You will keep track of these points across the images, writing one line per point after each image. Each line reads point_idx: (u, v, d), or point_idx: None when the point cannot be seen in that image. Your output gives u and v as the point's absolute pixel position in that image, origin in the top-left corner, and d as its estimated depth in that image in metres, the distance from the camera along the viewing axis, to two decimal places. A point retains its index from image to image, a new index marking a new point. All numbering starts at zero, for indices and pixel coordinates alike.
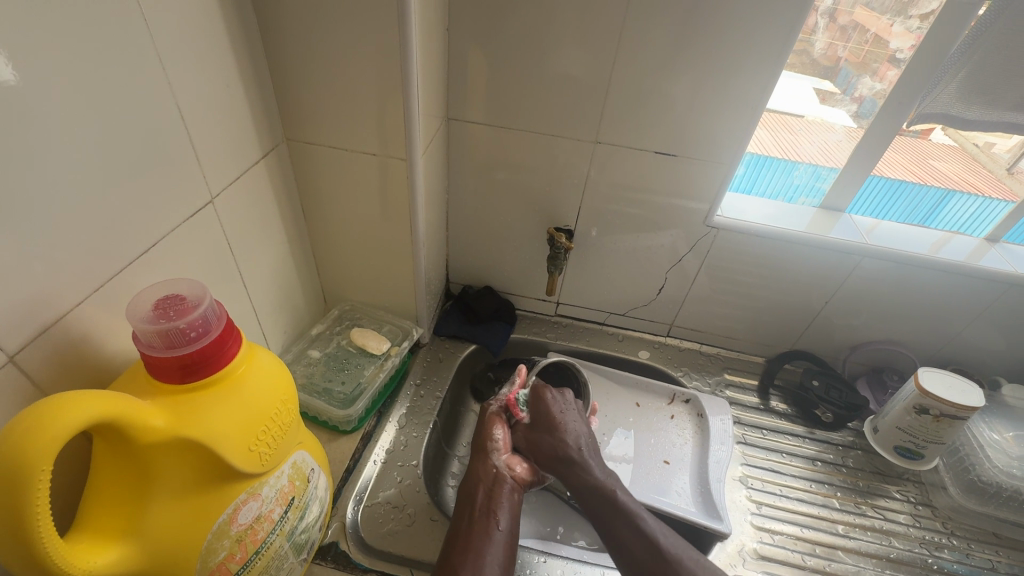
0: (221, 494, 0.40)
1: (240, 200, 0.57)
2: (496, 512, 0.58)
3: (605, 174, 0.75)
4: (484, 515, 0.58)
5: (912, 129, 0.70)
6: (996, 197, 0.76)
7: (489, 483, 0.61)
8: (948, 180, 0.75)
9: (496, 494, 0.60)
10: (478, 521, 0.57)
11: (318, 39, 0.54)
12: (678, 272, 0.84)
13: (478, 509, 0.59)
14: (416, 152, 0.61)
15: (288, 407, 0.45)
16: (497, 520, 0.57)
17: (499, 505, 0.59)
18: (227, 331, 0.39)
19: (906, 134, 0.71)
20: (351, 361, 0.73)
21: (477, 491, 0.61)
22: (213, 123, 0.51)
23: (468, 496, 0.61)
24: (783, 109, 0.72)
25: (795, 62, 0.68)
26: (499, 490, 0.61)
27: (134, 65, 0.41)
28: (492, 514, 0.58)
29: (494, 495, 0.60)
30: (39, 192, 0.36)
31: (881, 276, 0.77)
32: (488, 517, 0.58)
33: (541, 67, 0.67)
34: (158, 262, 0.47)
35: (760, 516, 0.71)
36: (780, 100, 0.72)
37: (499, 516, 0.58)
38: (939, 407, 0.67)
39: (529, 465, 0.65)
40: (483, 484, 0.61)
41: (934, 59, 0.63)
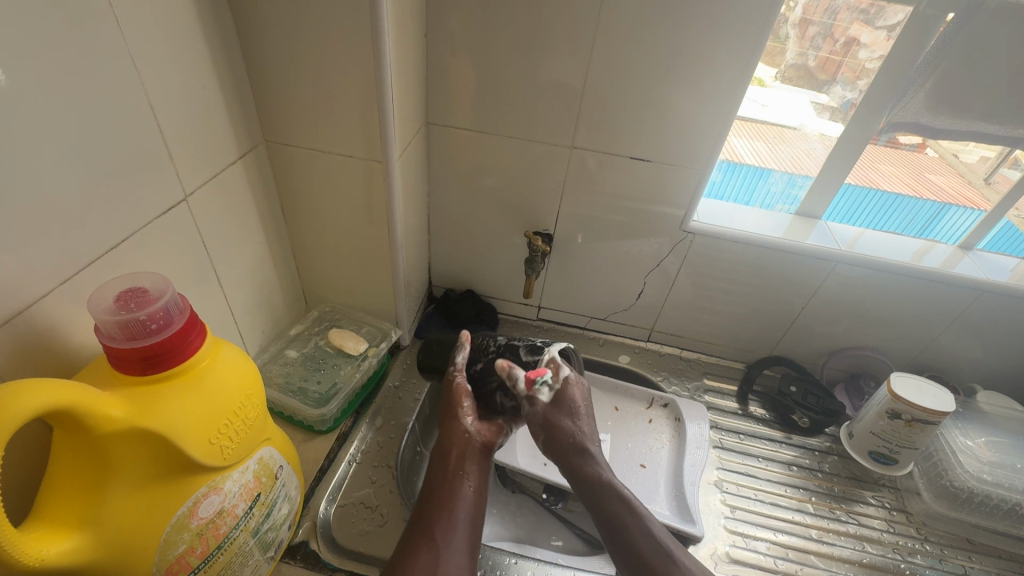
0: (180, 487, 0.40)
1: (216, 200, 0.58)
2: (467, 473, 0.58)
3: (582, 179, 0.76)
4: (455, 476, 0.58)
5: (907, 141, 0.72)
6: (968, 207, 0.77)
7: (460, 446, 0.61)
8: (943, 192, 0.77)
9: (466, 458, 0.60)
10: (449, 482, 0.57)
11: (295, 44, 0.56)
12: (657, 277, 0.85)
13: (449, 469, 0.59)
14: (392, 155, 0.62)
15: (253, 401, 0.46)
16: (468, 481, 0.58)
17: (468, 467, 0.59)
18: (190, 324, 0.40)
19: (902, 147, 0.73)
20: (328, 362, 0.74)
21: (449, 453, 0.60)
22: (188, 123, 0.52)
23: (440, 457, 0.60)
24: (778, 121, 0.74)
25: (791, 75, 0.70)
26: (470, 453, 0.60)
27: (107, 64, 0.42)
28: (463, 475, 0.58)
29: (464, 458, 0.60)
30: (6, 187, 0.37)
31: (855, 282, 0.78)
32: (458, 478, 0.58)
33: (518, 73, 0.68)
34: (128, 258, 0.48)
35: (734, 520, 0.72)
36: (771, 112, 0.74)
37: (468, 476, 0.58)
38: (911, 412, 0.68)
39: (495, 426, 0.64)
40: (454, 448, 0.61)
41: (900, 69, 0.65)
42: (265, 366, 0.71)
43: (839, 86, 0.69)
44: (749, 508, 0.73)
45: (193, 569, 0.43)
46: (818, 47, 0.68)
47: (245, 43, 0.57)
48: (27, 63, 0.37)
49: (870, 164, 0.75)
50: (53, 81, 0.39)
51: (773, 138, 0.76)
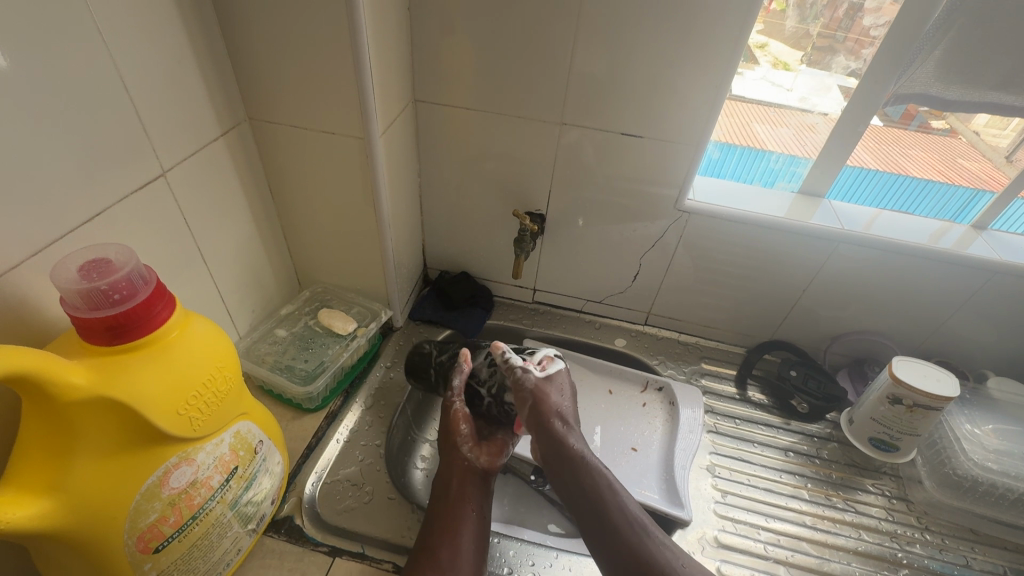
0: (150, 456, 0.41)
1: (197, 175, 0.58)
2: (469, 498, 0.60)
3: (574, 157, 0.74)
4: (458, 502, 0.60)
5: (939, 127, 0.70)
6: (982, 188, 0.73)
7: (461, 473, 0.62)
8: (976, 178, 0.72)
9: (467, 484, 0.61)
10: (454, 508, 0.59)
11: (271, 18, 0.55)
12: (653, 258, 0.83)
13: (452, 496, 0.60)
14: (373, 132, 0.62)
15: (225, 374, 0.46)
16: (470, 504, 0.60)
17: (471, 492, 0.61)
18: (155, 295, 0.40)
19: (934, 131, 0.70)
20: (316, 341, 0.74)
21: (452, 478, 0.62)
22: (163, 97, 0.52)
23: (442, 484, 0.62)
24: (802, 105, 0.71)
25: (818, 58, 0.68)
26: (471, 479, 0.62)
27: (73, 36, 0.42)
28: (467, 500, 0.60)
29: (465, 485, 0.61)
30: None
31: (859, 263, 0.75)
32: (462, 504, 0.60)
33: (504, 47, 0.66)
34: (103, 231, 0.48)
35: (725, 504, 0.70)
36: (797, 97, 0.71)
37: (470, 501, 0.60)
38: (912, 397, 0.65)
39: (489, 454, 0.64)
40: (456, 473, 0.62)
41: (911, 33, 0.61)
42: (255, 345, 0.72)
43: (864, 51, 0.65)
44: (741, 493, 0.72)
45: (166, 539, 0.44)
46: (847, 27, 0.64)
47: (222, 18, 0.56)
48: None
49: (898, 148, 0.72)
50: (16, 50, 0.39)
51: (774, 114, 0.73)
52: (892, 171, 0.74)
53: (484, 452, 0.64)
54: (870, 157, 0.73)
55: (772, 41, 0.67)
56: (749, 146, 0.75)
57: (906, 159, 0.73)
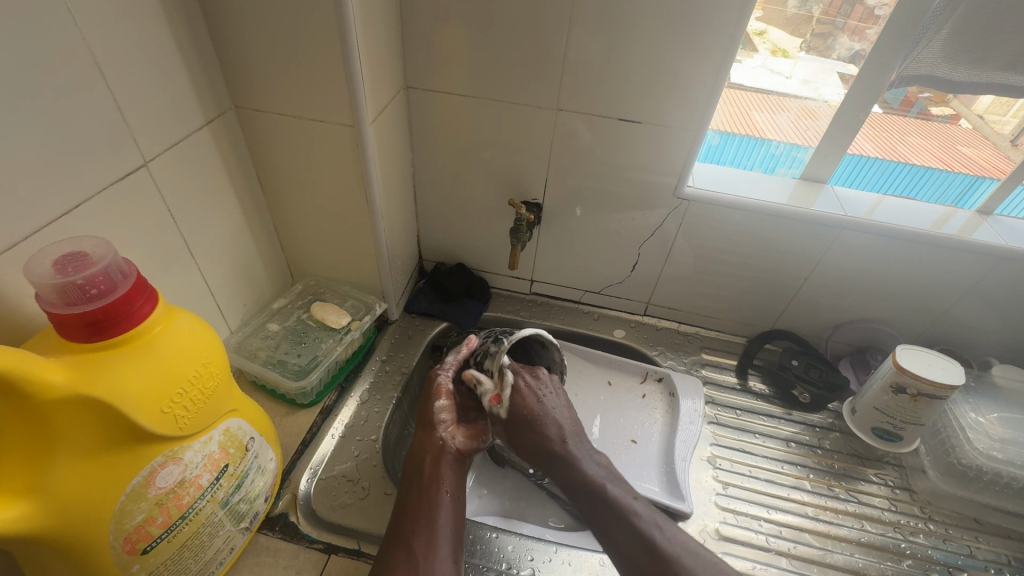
0: (134, 456, 0.40)
1: (181, 166, 0.56)
2: (444, 478, 0.60)
3: (570, 144, 0.72)
4: (431, 484, 0.59)
5: (939, 113, 0.69)
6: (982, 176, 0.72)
7: (435, 454, 0.62)
8: (974, 165, 0.71)
9: (440, 466, 0.61)
10: (426, 489, 0.58)
11: (254, 0, 0.53)
12: (652, 248, 0.82)
13: (426, 478, 0.60)
14: (363, 119, 0.60)
15: (211, 371, 0.45)
16: (445, 487, 0.59)
17: (445, 473, 0.60)
18: (135, 290, 0.39)
19: (933, 118, 0.69)
20: (310, 335, 0.73)
21: (424, 460, 0.61)
22: (142, 84, 0.50)
23: (415, 466, 0.61)
24: (801, 95, 0.70)
25: (817, 45, 0.66)
26: (445, 458, 0.61)
27: (43, 20, 0.40)
28: (441, 482, 0.59)
29: (439, 466, 0.61)
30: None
31: (863, 250, 0.73)
32: (435, 485, 0.59)
33: (497, 31, 0.64)
34: (83, 224, 0.47)
35: (726, 496, 0.69)
36: (795, 85, 0.70)
37: (445, 483, 0.59)
38: (917, 386, 0.64)
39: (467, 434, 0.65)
40: (428, 454, 0.62)
41: (917, 12, 0.59)
42: (247, 339, 0.70)
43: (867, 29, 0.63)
44: (742, 484, 0.71)
45: (154, 540, 0.43)
46: (847, 14, 0.63)
47: (204, 2, 0.54)
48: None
49: (899, 135, 0.71)
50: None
51: (772, 103, 0.72)
52: (893, 160, 0.73)
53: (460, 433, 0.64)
54: (872, 145, 0.72)
55: (772, 28, 0.66)
56: (746, 134, 0.74)
57: (907, 147, 0.72)
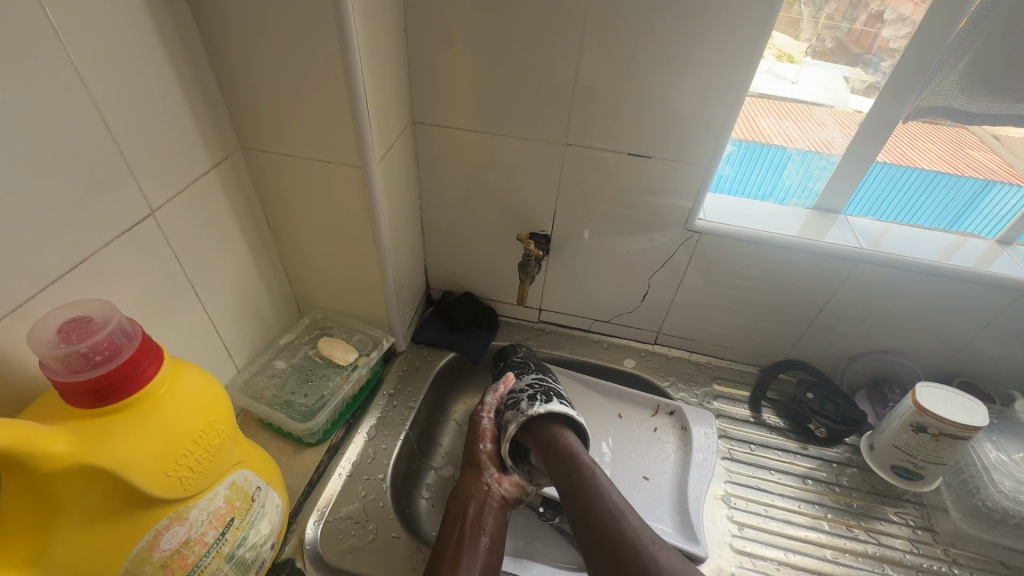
0: (138, 521, 0.39)
1: (189, 211, 0.56)
2: (486, 526, 0.62)
3: (578, 176, 0.72)
4: (472, 532, 0.61)
5: (947, 121, 0.64)
6: (999, 182, 0.68)
7: (480, 499, 0.65)
8: (987, 169, 0.67)
9: (485, 512, 0.64)
10: (468, 531, 0.61)
11: (262, 48, 0.53)
12: (662, 278, 0.80)
13: (468, 522, 0.62)
14: (369, 160, 0.60)
15: (216, 428, 0.44)
16: (484, 533, 0.62)
17: (487, 520, 0.63)
18: (141, 351, 0.38)
19: (942, 123, 0.65)
20: (316, 372, 0.72)
21: (469, 504, 0.64)
22: (150, 135, 0.50)
23: (459, 508, 0.64)
24: (810, 99, 0.67)
25: (824, 51, 0.64)
26: (489, 505, 0.65)
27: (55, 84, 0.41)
28: (482, 527, 0.62)
29: (483, 511, 0.64)
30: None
31: (879, 282, 0.72)
32: (477, 530, 0.62)
33: (504, 67, 0.64)
34: (89, 277, 0.47)
35: (741, 538, 0.68)
36: (803, 91, 0.67)
37: (486, 530, 0.62)
38: (938, 425, 0.63)
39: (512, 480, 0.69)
40: (474, 500, 0.65)
41: (932, 45, 0.58)
42: (253, 378, 0.70)
43: (877, 61, 0.62)
44: (758, 525, 0.69)
45: None
46: (850, 23, 0.61)
47: (211, 47, 0.54)
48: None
49: (908, 140, 0.67)
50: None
51: (795, 116, 0.69)
52: (904, 165, 0.69)
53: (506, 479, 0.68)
54: (880, 152, 0.68)
55: (779, 34, 0.62)
56: (754, 141, 0.70)
57: (918, 153, 0.68)
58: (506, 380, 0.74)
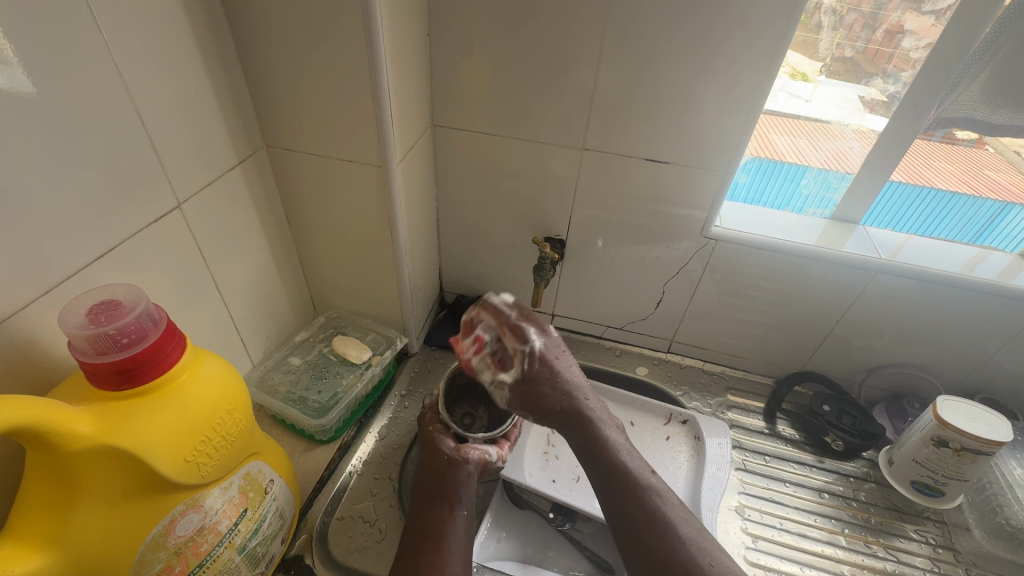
0: (156, 505, 0.40)
1: (213, 206, 0.58)
2: (449, 499, 0.59)
3: (596, 182, 0.72)
4: (436, 508, 0.58)
5: (964, 137, 0.64)
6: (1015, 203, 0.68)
7: (438, 473, 0.61)
8: (1003, 190, 0.67)
9: (446, 485, 0.60)
10: (431, 510, 0.58)
11: (291, 48, 0.55)
12: (678, 285, 0.80)
13: (431, 500, 0.59)
14: (390, 160, 0.60)
15: (235, 417, 0.44)
16: (449, 508, 0.58)
17: (450, 492, 0.59)
18: (166, 337, 0.39)
19: (959, 143, 0.65)
20: (330, 370, 0.73)
21: (429, 482, 0.61)
22: (180, 129, 0.52)
23: (421, 488, 0.61)
24: (823, 116, 0.67)
25: (838, 69, 0.64)
26: (450, 477, 0.60)
27: (94, 78, 0.42)
28: (445, 501, 0.59)
29: (444, 485, 0.60)
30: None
31: (900, 293, 0.71)
32: (440, 506, 0.58)
33: (525, 72, 0.65)
34: (116, 267, 0.48)
35: (756, 550, 0.67)
36: (817, 108, 0.67)
37: (452, 503, 0.59)
38: (960, 440, 0.62)
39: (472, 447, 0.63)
40: (433, 476, 0.61)
41: (955, 56, 0.58)
42: (268, 374, 0.71)
43: (896, 74, 0.62)
44: (773, 538, 0.68)
45: None
46: (867, 38, 0.61)
47: (241, 47, 0.56)
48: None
49: (923, 160, 0.67)
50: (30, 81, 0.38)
51: (811, 132, 0.69)
52: (917, 184, 0.69)
53: (464, 446, 0.63)
54: (895, 171, 0.68)
55: (793, 53, 0.63)
56: (768, 158, 0.72)
57: (931, 171, 0.67)
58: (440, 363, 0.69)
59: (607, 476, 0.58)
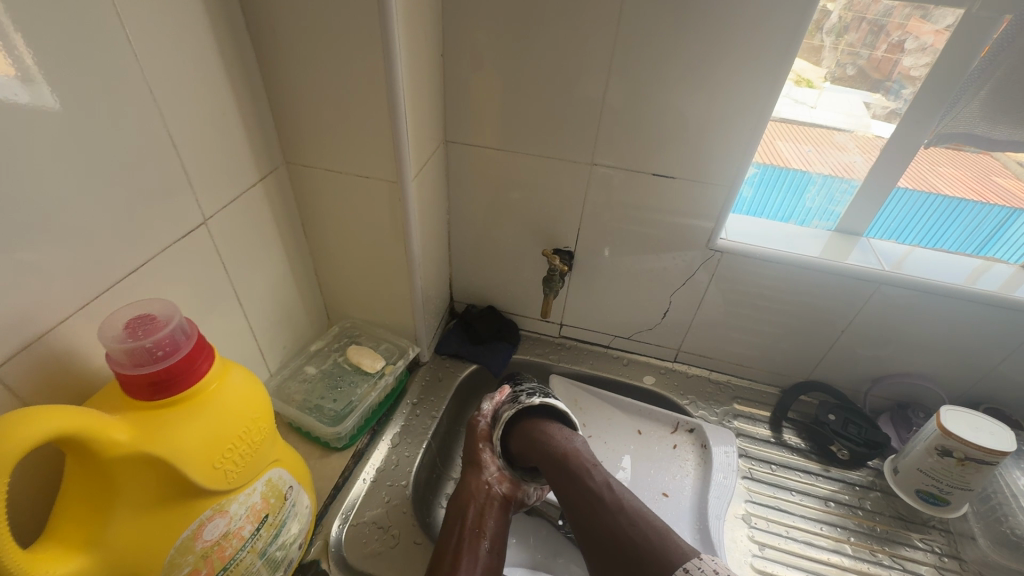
0: (185, 510, 0.42)
1: (235, 221, 0.60)
2: (485, 529, 0.61)
3: (603, 196, 0.74)
4: (472, 535, 0.60)
5: (970, 148, 0.65)
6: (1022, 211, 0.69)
7: (480, 500, 0.63)
8: (1009, 196, 0.68)
9: (485, 514, 0.62)
10: (468, 535, 0.60)
11: (312, 70, 0.57)
12: (684, 295, 0.81)
13: (468, 524, 0.61)
14: (405, 175, 0.63)
15: (259, 425, 0.46)
16: (485, 538, 0.61)
17: (488, 523, 0.62)
18: (197, 349, 0.41)
19: (964, 148, 0.65)
20: (345, 379, 0.75)
21: (468, 507, 0.63)
22: (206, 148, 0.54)
23: (458, 509, 0.63)
24: (831, 124, 0.68)
25: (842, 76, 0.65)
26: (490, 507, 0.63)
27: (129, 102, 0.45)
28: (482, 529, 0.61)
29: (483, 513, 0.62)
30: (15, 210, 0.39)
31: (903, 304, 0.72)
32: (477, 533, 0.60)
33: (535, 90, 0.67)
34: (145, 280, 0.50)
35: (763, 558, 0.68)
36: (821, 115, 0.68)
37: (486, 533, 0.61)
38: (964, 450, 0.63)
39: (511, 481, 0.67)
40: (473, 502, 0.63)
41: (953, 75, 0.60)
42: (285, 383, 0.73)
43: (898, 88, 0.63)
44: (780, 546, 0.69)
45: None
46: (871, 46, 0.62)
47: (264, 68, 0.59)
48: (26, 87, 0.38)
49: (929, 167, 0.68)
50: (69, 101, 0.41)
51: (816, 139, 0.70)
52: (924, 191, 0.70)
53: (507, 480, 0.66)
54: (902, 178, 0.69)
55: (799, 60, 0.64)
56: (773, 164, 0.73)
57: (939, 178, 0.68)
58: (505, 385, 0.72)
59: (586, 518, 0.60)
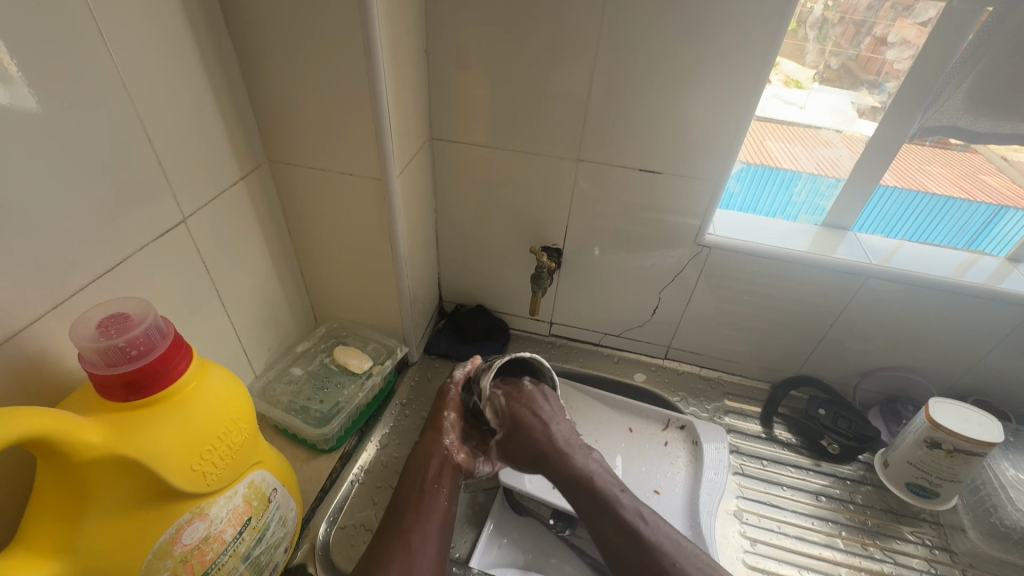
0: (163, 513, 0.41)
1: (217, 220, 0.59)
2: (444, 485, 0.62)
3: (590, 192, 0.74)
4: (432, 490, 0.61)
5: (956, 143, 0.65)
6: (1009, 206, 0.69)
7: (439, 461, 0.63)
8: (996, 194, 0.68)
9: (445, 473, 0.63)
10: (426, 493, 0.61)
11: (293, 66, 0.56)
12: (674, 291, 0.81)
13: (427, 481, 0.62)
14: (390, 172, 0.62)
15: (239, 426, 0.45)
16: (443, 494, 0.61)
17: (446, 481, 0.62)
18: (173, 348, 0.40)
19: (950, 147, 0.66)
20: (331, 380, 0.74)
21: (427, 467, 0.63)
22: (185, 146, 0.53)
23: (417, 469, 0.63)
24: (814, 124, 0.69)
25: (829, 76, 0.66)
26: (449, 468, 0.63)
27: (102, 98, 0.44)
28: (440, 487, 0.61)
29: (442, 472, 0.62)
30: None
31: (891, 298, 0.72)
32: (434, 490, 0.61)
33: (520, 86, 0.67)
34: (122, 281, 0.49)
35: (754, 554, 0.68)
36: (810, 115, 0.69)
37: (445, 488, 0.62)
38: (952, 442, 0.63)
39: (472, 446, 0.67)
40: (433, 462, 0.63)
41: (933, 69, 0.60)
42: (270, 384, 0.72)
43: (884, 84, 0.63)
44: (772, 542, 0.69)
45: None
46: (857, 48, 0.63)
47: (244, 64, 0.58)
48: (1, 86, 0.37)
49: (917, 164, 0.68)
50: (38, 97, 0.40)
51: (806, 139, 0.71)
52: (910, 189, 0.70)
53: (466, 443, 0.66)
54: (888, 175, 0.69)
55: (785, 60, 0.64)
56: (762, 164, 0.73)
57: (925, 176, 0.69)
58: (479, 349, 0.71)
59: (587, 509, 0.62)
